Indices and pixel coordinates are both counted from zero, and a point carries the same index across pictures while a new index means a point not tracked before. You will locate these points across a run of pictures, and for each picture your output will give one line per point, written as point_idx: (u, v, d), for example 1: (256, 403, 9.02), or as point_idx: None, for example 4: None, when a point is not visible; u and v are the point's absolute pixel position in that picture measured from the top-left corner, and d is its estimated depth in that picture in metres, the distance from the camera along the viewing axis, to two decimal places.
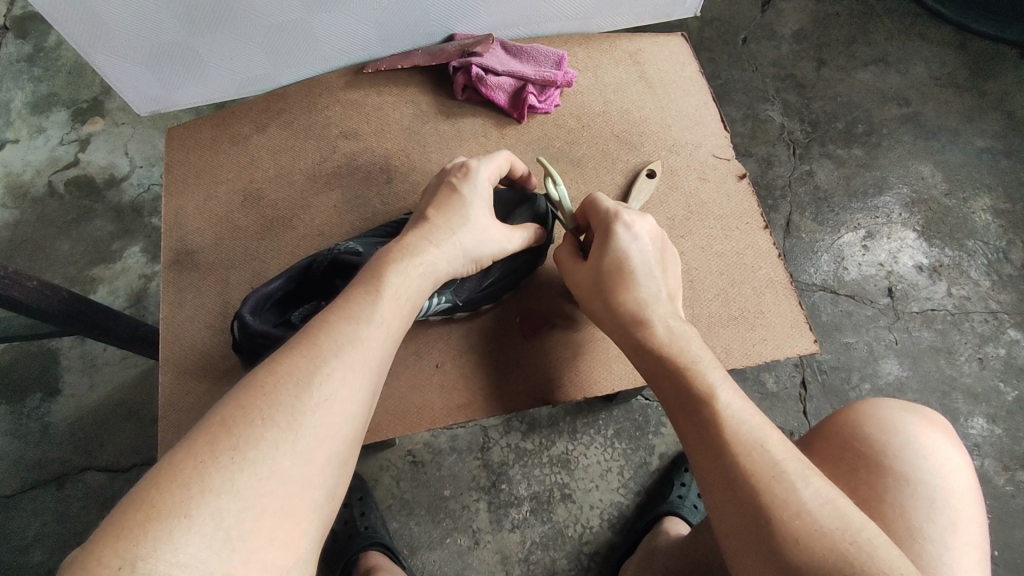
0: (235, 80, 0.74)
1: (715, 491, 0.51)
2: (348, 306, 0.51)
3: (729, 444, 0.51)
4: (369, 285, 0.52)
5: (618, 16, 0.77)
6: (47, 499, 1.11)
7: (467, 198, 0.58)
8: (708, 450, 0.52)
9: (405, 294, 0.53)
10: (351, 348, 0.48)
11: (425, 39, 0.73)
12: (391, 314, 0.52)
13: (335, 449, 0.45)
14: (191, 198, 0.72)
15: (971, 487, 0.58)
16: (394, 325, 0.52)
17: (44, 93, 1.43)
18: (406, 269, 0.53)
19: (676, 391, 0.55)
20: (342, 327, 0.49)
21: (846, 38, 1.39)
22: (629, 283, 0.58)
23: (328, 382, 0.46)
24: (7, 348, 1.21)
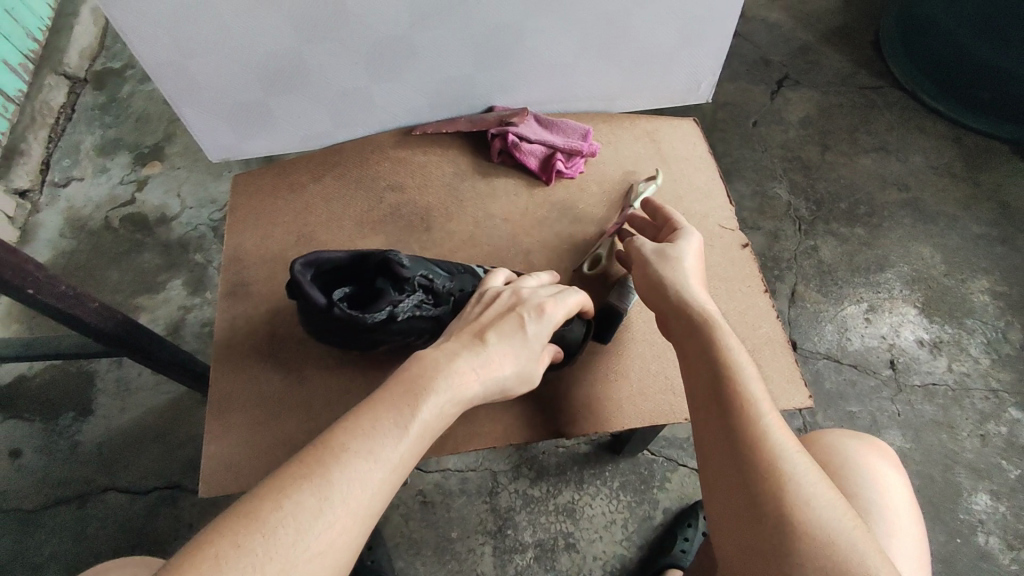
0: (298, 137, 0.84)
1: (718, 464, 0.53)
2: (371, 437, 0.47)
3: (753, 423, 0.52)
4: (401, 418, 0.49)
5: (638, 98, 0.87)
6: (67, 516, 1.14)
7: (532, 338, 0.59)
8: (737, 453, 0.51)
9: (433, 427, 0.51)
10: (374, 465, 0.46)
11: (468, 109, 0.83)
12: (409, 455, 0.49)
13: (335, 565, 0.43)
14: (250, 236, 0.80)
15: (910, 503, 0.64)
16: (417, 453, 0.49)
17: (111, 137, 1.58)
18: (448, 397, 0.52)
19: (708, 364, 0.57)
20: (367, 444, 0.47)
21: (849, 127, 1.50)
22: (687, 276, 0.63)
23: (347, 481, 0.45)
24: (49, 368, 1.28)
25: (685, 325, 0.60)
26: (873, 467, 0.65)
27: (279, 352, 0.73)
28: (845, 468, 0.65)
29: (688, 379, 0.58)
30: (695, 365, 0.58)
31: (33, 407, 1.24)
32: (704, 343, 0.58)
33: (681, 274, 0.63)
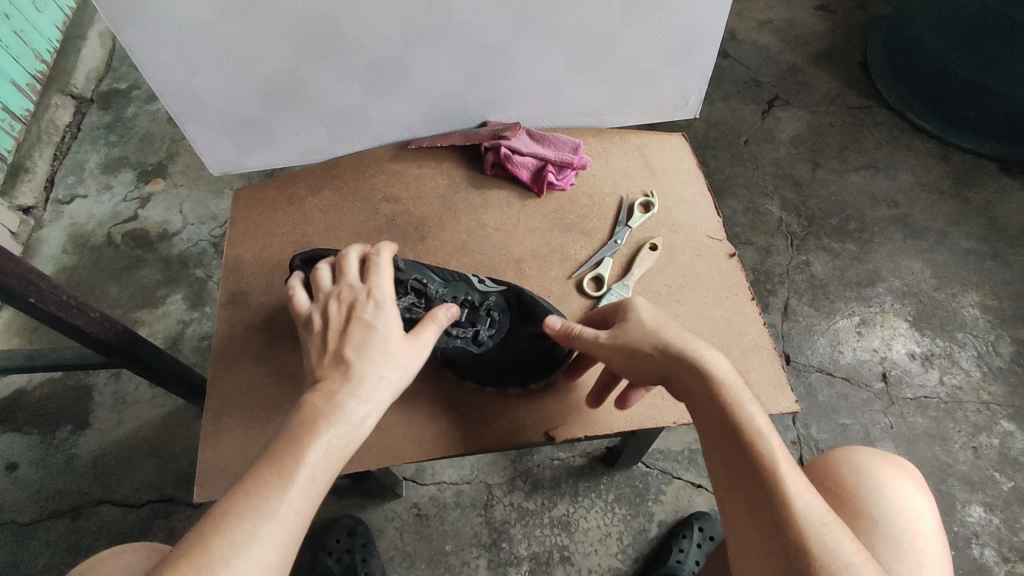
0: (297, 152, 0.86)
1: (749, 531, 0.53)
2: (256, 489, 0.47)
3: (776, 485, 0.52)
4: (285, 463, 0.49)
5: (628, 114, 0.90)
6: (61, 529, 1.14)
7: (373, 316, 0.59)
8: (756, 497, 0.52)
9: (323, 468, 0.50)
10: (261, 522, 0.46)
11: (462, 124, 0.86)
12: (303, 496, 0.49)
13: None
14: (249, 247, 0.82)
15: (936, 528, 0.63)
16: (314, 489, 0.49)
17: (116, 156, 1.61)
18: (334, 434, 0.51)
19: (722, 424, 0.55)
20: (252, 498, 0.47)
21: (838, 145, 1.53)
22: (675, 323, 0.60)
23: (232, 550, 0.44)
24: (46, 381, 1.28)
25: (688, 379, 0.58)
26: (900, 489, 0.64)
27: (276, 358, 0.75)
28: (872, 490, 0.63)
29: (700, 431, 0.58)
30: (708, 424, 0.57)
31: (30, 421, 1.24)
32: (713, 401, 0.56)
33: (664, 323, 0.61)
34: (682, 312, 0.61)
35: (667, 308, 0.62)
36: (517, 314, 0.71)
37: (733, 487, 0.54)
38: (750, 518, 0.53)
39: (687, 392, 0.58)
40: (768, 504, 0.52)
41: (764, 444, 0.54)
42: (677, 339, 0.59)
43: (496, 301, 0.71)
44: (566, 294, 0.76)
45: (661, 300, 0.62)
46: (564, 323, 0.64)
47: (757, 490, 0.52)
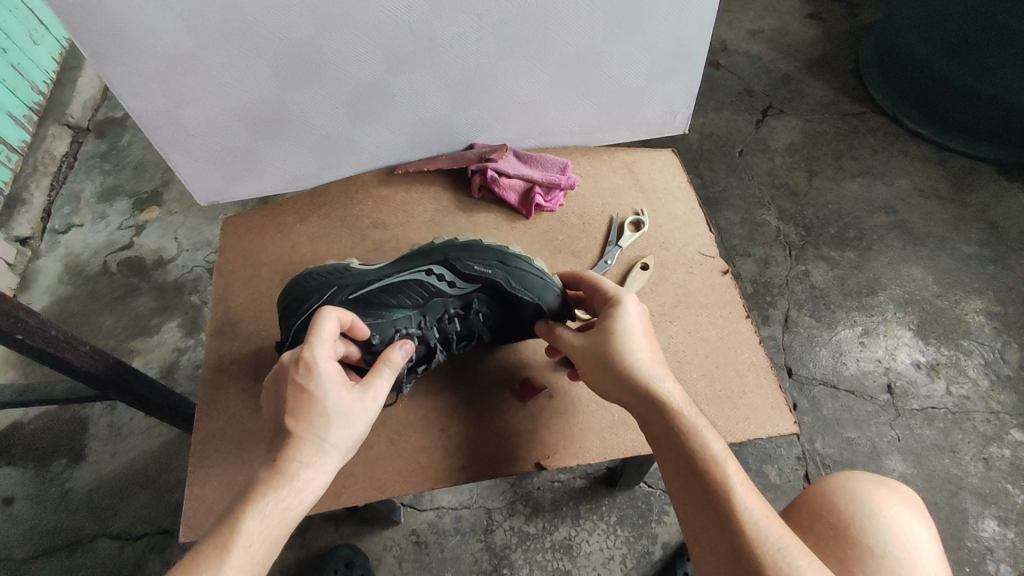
0: (284, 179, 0.86)
1: (711, 559, 0.52)
2: (199, 554, 0.47)
3: (735, 512, 0.51)
4: (227, 526, 0.48)
5: (617, 132, 0.89)
6: (56, 566, 1.12)
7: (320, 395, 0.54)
8: (717, 520, 0.52)
9: (275, 529, 0.50)
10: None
11: (449, 147, 0.85)
12: (250, 555, 0.48)
13: None
14: (237, 276, 0.81)
15: (938, 559, 0.60)
16: (263, 551, 0.48)
17: (111, 184, 1.61)
18: (285, 498, 0.50)
19: (681, 455, 0.55)
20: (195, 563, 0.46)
21: (834, 153, 1.52)
22: (636, 345, 0.59)
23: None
24: (41, 414, 1.27)
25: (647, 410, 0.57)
26: (896, 518, 0.61)
27: (263, 391, 0.73)
28: (868, 518, 0.61)
29: (660, 456, 0.57)
30: (666, 455, 0.56)
31: (25, 455, 1.23)
32: (672, 431, 0.56)
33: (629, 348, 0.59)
34: (645, 332, 0.61)
35: (631, 326, 0.61)
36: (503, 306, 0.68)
37: (692, 511, 0.54)
38: (710, 541, 0.52)
39: (648, 419, 0.57)
40: (728, 528, 0.51)
41: (723, 469, 0.53)
42: (637, 364, 0.58)
43: (477, 297, 0.69)
44: None
45: (626, 321, 0.61)
46: (547, 324, 0.66)
47: (716, 514, 0.52)
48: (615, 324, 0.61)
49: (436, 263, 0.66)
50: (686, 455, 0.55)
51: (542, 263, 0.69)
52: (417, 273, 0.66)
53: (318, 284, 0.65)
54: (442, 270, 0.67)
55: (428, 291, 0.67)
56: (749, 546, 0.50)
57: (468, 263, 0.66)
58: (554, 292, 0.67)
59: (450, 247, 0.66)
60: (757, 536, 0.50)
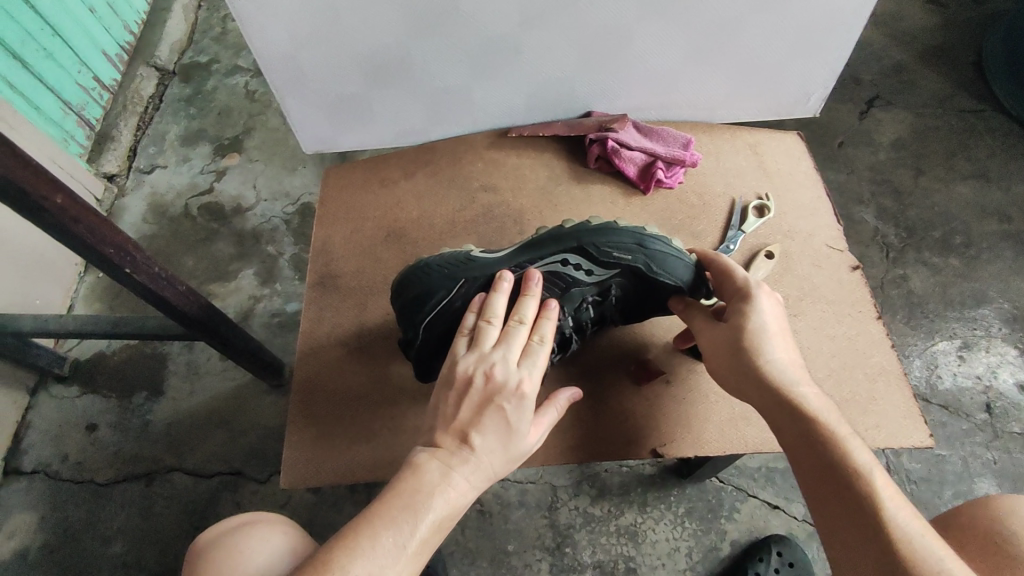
0: (391, 132, 0.83)
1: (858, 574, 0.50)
2: (368, 558, 0.48)
3: (885, 521, 0.50)
4: (401, 537, 0.49)
5: (742, 108, 0.83)
6: (135, 494, 1.17)
7: (515, 424, 0.56)
8: (865, 533, 0.50)
9: (432, 540, 0.51)
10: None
11: (565, 113, 0.81)
12: (410, 571, 0.49)
13: None
14: (339, 229, 0.80)
15: None
16: (417, 569, 0.50)
17: (195, 128, 1.63)
18: (445, 509, 0.52)
19: (821, 462, 0.54)
20: (368, 571, 0.47)
21: (945, 151, 1.42)
22: (772, 344, 0.58)
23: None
24: (124, 347, 1.31)
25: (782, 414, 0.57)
26: None
27: (366, 348, 0.72)
28: None
29: (797, 463, 0.56)
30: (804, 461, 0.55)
31: (109, 384, 1.27)
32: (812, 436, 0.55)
33: (765, 349, 0.58)
34: (781, 331, 0.59)
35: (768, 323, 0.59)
36: (641, 291, 0.65)
37: (836, 522, 0.52)
38: (857, 553, 0.50)
39: (784, 424, 0.56)
40: (878, 541, 0.49)
41: (871, 477, 0.52)
42: (773, 365, 0.57)
43: (616, 283, 0.64)
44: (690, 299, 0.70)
45: (762, 318, 0.59)
46: (676, 305, 0.65)
47: (864, 525, 0.50)
48: (750, 319, 0.59)
49: (571, 249, 0.62)
50: (830, 462, 0.53)
51: (676, 243, 0.64)
52: (552, 262, 0.63)
53: (444, 276, 0.63)
54: (575, 259, 0.63)
55: (563, 278, 0.64)
56: (903, 562, 0.48)
57: (609, 249, 0.62)
58: (692, 272, 0.63)
59: (583, 231, 0.62)
60: (913, 553, 0.48)
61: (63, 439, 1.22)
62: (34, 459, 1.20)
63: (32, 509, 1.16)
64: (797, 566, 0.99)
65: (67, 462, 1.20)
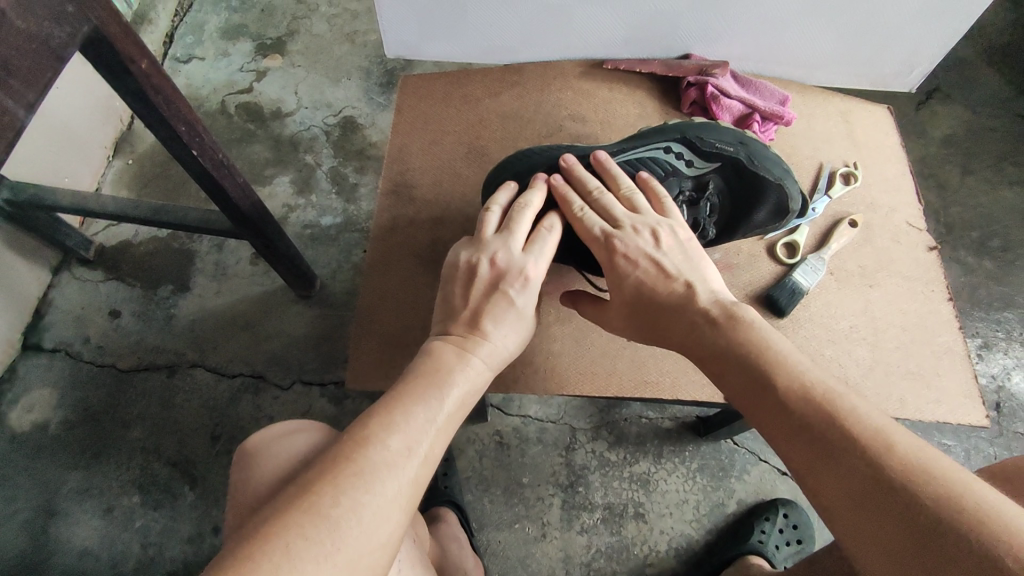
0: (480, 47, 0.80)
1: (826, 482, 0.46)
2: (400, 425, 0.49)
3: (840, 427, 0.46)
4: (430, 410, 0.51)
5: (839, 74, 0.82)
6: (155, 384, 1.17)
7: (525, 310, 0.58)
8: (810, 438, 0.47)
9: (452, 421, 0.53)
10: (414, 460, 0.48)
11: (663, 52, 0.79)
12: (438, 444, 0.51)
13: (388, 542, 0.45)
14: (417, 140, 0.78)
15: None
16: (444, 443, 0.52)
17: (236, 23, 1.55)
18: (466, 389, 0.54)
19: (755, 380, 0.52)
20: (405, 437, 0.48)
21: (996, 154, 1.41)
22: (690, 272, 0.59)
23: (394, 479, 0.46)
24: (151, 238, 1.28)
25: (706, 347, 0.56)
26: None
27: (439, 262, 0.72)
28: None
29: (732, 389, 0.54)
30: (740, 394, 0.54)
31: (134, 273, 1.25)
32: (738, 364, 0.53)
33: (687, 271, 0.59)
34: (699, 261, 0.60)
35: (644, 246, 0.60)
36: (740, 195, 0.66)
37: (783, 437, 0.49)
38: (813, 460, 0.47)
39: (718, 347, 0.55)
40: (828, 443, 0.46)
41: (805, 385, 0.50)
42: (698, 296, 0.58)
43: (714, 181, 0.66)
44: (783, 240, 0.71)
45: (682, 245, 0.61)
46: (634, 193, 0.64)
47: (809, 431, 0.47)
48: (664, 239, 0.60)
49: (673, 140, 0.64)
50: (759, 379, 0.52)
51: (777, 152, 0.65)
52: (653, 149, 0.65)
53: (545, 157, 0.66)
54: (678, 150, 0.64)
55: (663, 167, 0.65)
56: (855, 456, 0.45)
57: (711, 143, 0.63)
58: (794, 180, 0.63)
59: (687, 124, 0.64)
60: (866, 443, 0.45)
61: (86, 322, 1.21)
62: (55, 337, 1.19)
63: (51, 386, 1.16)
64: (800, 529, 1.04)
65: (88, 344, 1.19)
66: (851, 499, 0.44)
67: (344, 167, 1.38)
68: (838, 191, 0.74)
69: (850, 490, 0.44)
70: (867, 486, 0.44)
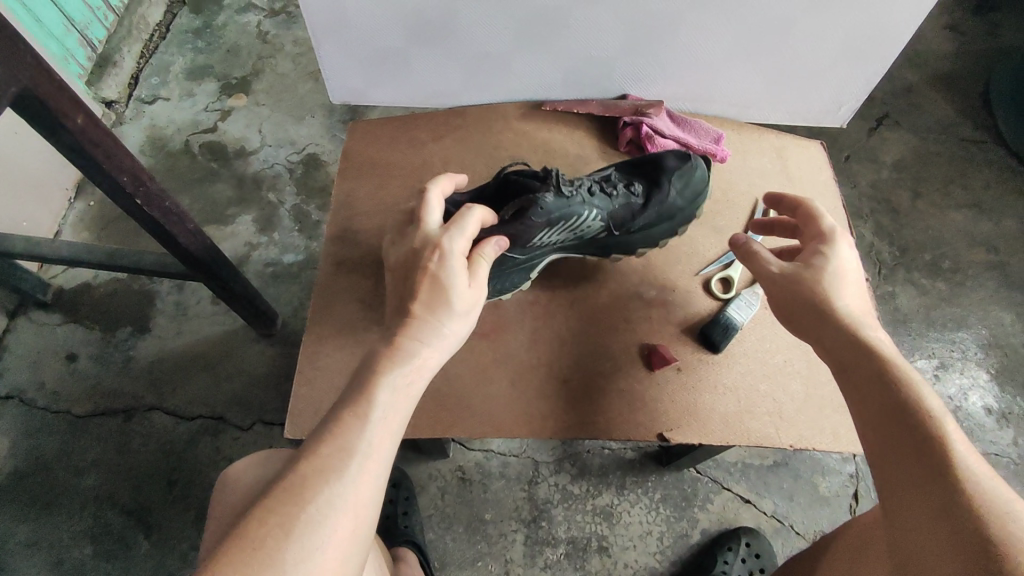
0: (423, 91, 0.82)
1: (902, 479, 0.50)
2: (329, 433, 0.48)
3: (939, 431, 0.50)
4: (358, 406, 0.49)
5: (773, 111, 0.84)
6: (112, 428, 1.15)
7: (447, 276, 0.56)
8: (912, 443, 0.50)
9: (392, 408, 0.50)
10: (351, 461, 0.47)
11: (601, 93, 0.81)
12: (378, 440, 0.49)
13: (339, 550, 0.43)
14: (363, 184, 0.79)
15: None
16: (388, 435, 0.50)
17: (201, 63, 1.57)
18: (401, 375, 0.52)
19: (873, 379, 0.54)
20: (335, 443, 0.47)
21: (944, 177, 1.45)
22: (844, 293, 0.60)
23: (328, 485, 0.45)
24: (111, 280, 1.28)
25: (826, 332, 0.59)
26: None
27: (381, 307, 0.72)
28: None
29: (851, 387, 0.56)
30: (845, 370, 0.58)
31: (93, 316, 1.24)
32: (855, 351, 0.56)
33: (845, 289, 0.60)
34: (857, 286, 0.61)
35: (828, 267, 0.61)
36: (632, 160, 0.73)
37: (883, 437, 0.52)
38: (898, 461, 0.50)
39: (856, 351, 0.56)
40: (924, 447, 0.49)
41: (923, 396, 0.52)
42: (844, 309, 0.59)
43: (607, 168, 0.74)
44: (715, 272, 0.73)
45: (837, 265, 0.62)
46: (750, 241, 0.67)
47: (909, 433, 0.50)
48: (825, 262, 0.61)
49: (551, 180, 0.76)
50: (877, 378, 0.54)
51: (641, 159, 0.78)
52: None
53: None
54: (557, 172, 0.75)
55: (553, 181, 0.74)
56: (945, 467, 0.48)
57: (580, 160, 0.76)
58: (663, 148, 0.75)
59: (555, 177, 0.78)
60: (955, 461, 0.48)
61: (42, 367, 1.19)
62: (10, 384, 1.17)
63: (4, 433, 1.14)
64: (762, 558, 1.03)
65: (44, 390, 1.17)
66: (918, 497, 0.49)
67: (307, 204, 1.39)
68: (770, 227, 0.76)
69: (922, 487, 0.48)
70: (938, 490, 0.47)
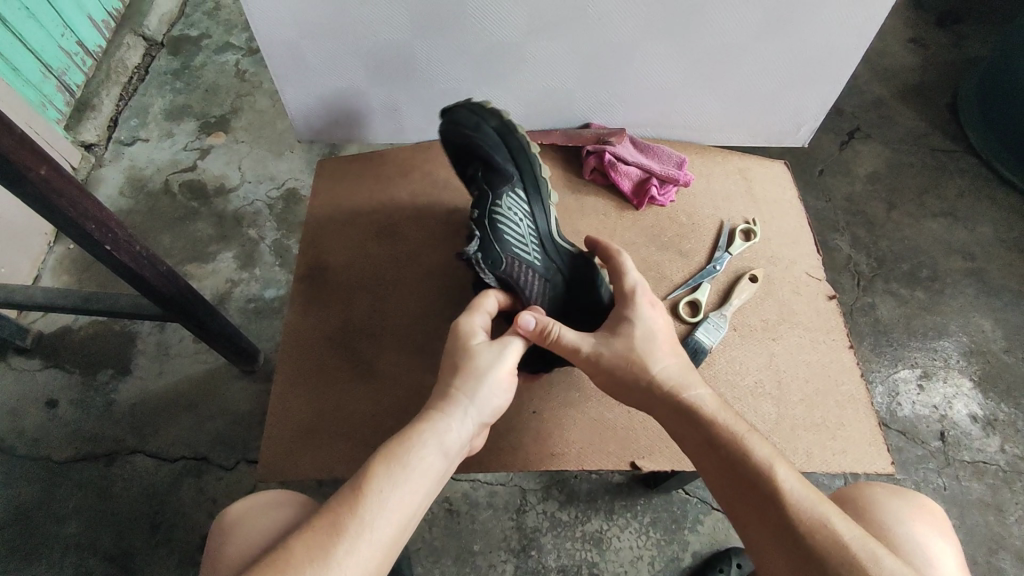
0: (390, 128, 0.84)
1: (758, 531, 0.53)
2: (329, 512, 0.49)
3: (769, 481, 0.53)
4: (360, 483, 0.50)
5: (735, 134, 0.86)
6: (93, 474, 1.14)
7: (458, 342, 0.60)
8: (753, 497, 0.53)
9: (389, 484, 0.51)
10: (343, 539, 0.47)
11: (564, 123, 0.83)
12: (377, 519, 0.49)
13: None
14: (332, 222, 0.79)
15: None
16: (391, 516, 0.50)
17: (180, 103, 1.59)
18: (413, 453, 0.53)
19: (710, 445, 0.57)
20: (330, 521, 0.48)
21: (917, 188, 1.47)
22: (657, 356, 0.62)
23: (313, 563, 0.45)
24: (91, 323, 1.27)
25: (661, 401, 0.61)
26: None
27: (352, 344, 0.72)
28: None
29: (695, 453, 0.59)
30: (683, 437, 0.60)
31: (73, 360, 1.24)
32: (686, 415, 0.59)
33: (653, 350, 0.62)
34: (664, 338, 0.63)
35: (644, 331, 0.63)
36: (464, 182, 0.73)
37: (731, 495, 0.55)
38: (749, 516, 0.54)
39: (686, 420, 0.59)
40: (764, 500, 0.53)
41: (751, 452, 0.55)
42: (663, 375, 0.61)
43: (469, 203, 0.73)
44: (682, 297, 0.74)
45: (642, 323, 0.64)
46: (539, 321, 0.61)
47: (748, 490, 0.54)
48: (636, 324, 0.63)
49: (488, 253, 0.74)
50: (715, 441, 0.57)
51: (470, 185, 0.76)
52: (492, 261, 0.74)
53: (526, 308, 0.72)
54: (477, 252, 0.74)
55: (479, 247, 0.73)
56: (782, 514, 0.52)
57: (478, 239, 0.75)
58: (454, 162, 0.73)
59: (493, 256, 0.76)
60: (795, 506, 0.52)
61: (21, 414, 1.18)
62: None
63: None
64: None
65: (23, 438, 1.16)
66: (773, 547, 0.52)
67: (288, 239, 1.40)
68: (735, 248, 0.77)
69: (772, 538, 0.52)
70: (786, 538, 0.51)
